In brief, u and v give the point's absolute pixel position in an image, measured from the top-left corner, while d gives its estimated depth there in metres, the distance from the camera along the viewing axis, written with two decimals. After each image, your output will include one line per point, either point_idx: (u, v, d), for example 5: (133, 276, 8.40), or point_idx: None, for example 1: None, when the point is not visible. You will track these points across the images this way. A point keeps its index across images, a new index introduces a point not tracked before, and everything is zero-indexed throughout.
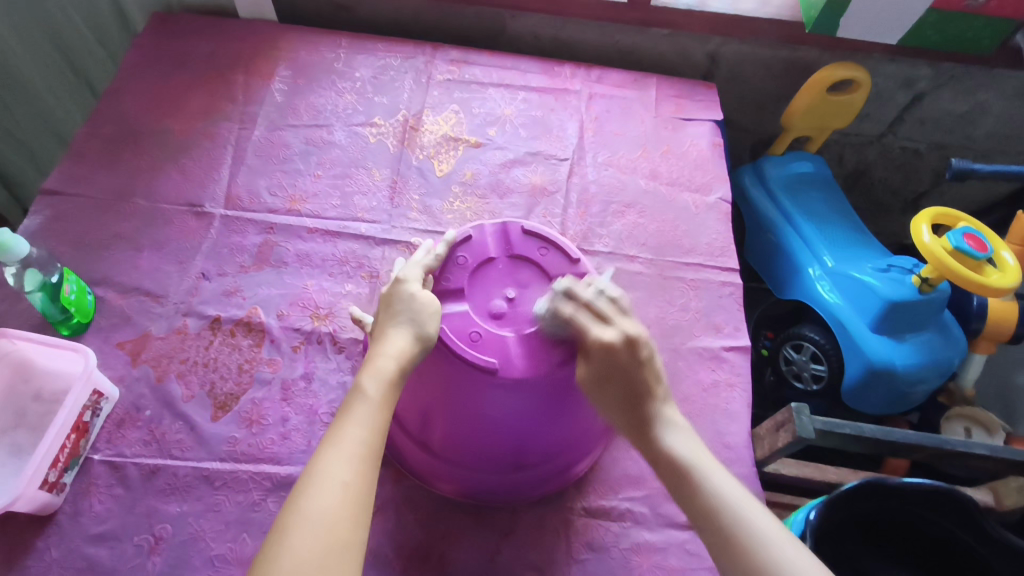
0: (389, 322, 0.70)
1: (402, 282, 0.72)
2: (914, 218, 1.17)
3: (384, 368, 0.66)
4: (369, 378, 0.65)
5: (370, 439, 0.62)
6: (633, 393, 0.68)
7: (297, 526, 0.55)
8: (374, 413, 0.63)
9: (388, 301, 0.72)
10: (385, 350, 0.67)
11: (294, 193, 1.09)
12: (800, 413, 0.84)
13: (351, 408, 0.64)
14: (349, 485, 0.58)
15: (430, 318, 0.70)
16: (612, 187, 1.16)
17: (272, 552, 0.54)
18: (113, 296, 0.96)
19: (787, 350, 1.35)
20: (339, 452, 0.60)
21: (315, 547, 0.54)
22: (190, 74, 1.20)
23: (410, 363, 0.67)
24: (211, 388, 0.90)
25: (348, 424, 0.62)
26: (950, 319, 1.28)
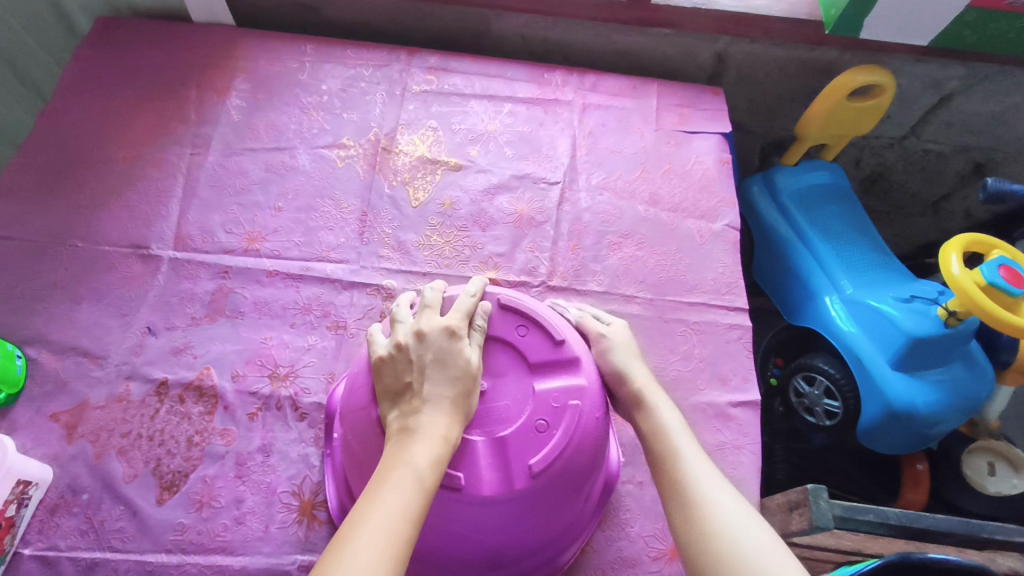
0: (439, 385, 0.61)
1: (457, 339, 0.63)
2: (942, 245, 1.04)
3: (432, 440, 0.57)
4: (417, 449, 0.56)
5: (406, 528, 0.51)
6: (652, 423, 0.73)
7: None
8: (417, 493, 0.54)
9: (432, 355, 0.62)
10: (435, 417, 0.59)
11: (252, 230, 0.97)
12: (818, 497, 0.76)
13: (390, 477, 0.54)
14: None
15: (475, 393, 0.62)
16: (606, 216, 1.04)
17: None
18: (46, 358, 0.86)
19: (798, 382, 1.25)
20: (375, 536, 0.50)
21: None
22: (137, 91, 1.07)
23: (457, 438, 0.59)
24: (156, 465, 0.81)
25: (386, 494, 0.53)
26: (979, 351, 1.16)
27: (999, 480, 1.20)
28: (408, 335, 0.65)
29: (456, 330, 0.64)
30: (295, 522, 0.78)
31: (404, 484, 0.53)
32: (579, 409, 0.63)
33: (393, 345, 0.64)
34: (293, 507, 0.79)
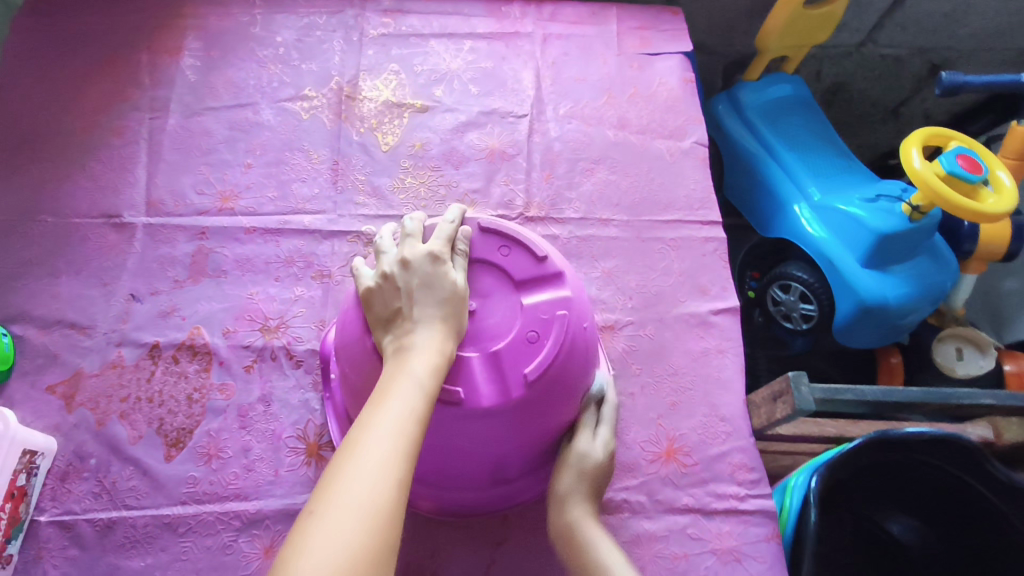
0: (429, 307, 0.62)
1: (441, 262, 0.64)
2: (904, 141, 1.07)
3: (429, 353, 0.59)
4: (415, 362, 0.58)
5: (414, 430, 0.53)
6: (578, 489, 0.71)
7: (335, 521, 0.46)
8: (421, 399, 0.56)
9: (420, 281, 0.63)
10: (430, 333, 0.60)
11: (224, 188, 0.97)
12: (798, 383, 0.79)
13: (393, 387, 0.56)
14: (398, 477, 0.50)
15: (465, 312, 0.64)
16: (577, 143, 1.05)
17: (303, 548, 0.44)
18: (32, 334, 0.85)
19: (775, 291, 1.29)
20: (386, 437, 0.52)
21: (358, 551, 0.44)
22: (85, 59, 1.04)
23: (452, 352, 0.61)
24: (160, 425, 0.82)
25: (390, 398, 0.55)
26: (941, 243, 1.22)
27: (967, 363, 1.27)
28: (393, 264, 0.66)
29: (439, 255, 0.65)
30: (305, 463, 0.80)
31: (407, 389, 0.55)
32: (567, 319, 0.65)
33: (380, 275, 0.65)
34: (300, 450, 0.81)
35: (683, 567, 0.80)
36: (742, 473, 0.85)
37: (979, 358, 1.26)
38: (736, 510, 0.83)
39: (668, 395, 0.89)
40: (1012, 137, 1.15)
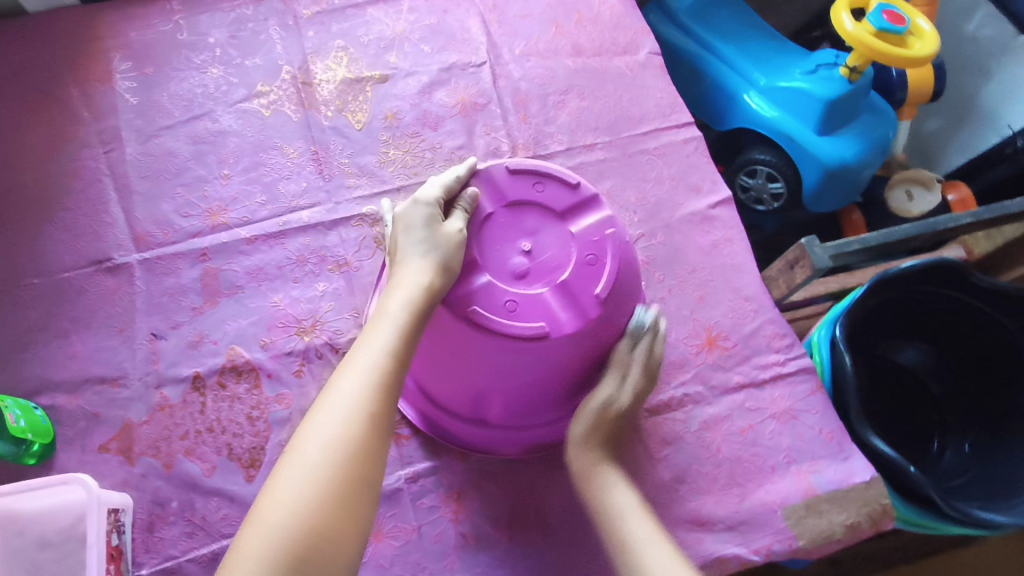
0: (411, 251, 0.65)
1: (435, 212, 0.67)
2: (833, 9, 1.15)
3: (411, 295, 0.63)
4: (397, 304, 0.63)
5: (387, 366, 0.60)
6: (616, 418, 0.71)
7: (310, 448, 0.55)
8: (396, 337, 0.61)
9: (405, 231, 0.67)
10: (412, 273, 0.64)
11: (210, 205, 0.93)
12: (812, 246, 0.87)
13: (375, 327, 0.63)
14: (365, 413, 0.57)
15: (452, 250, 0.66)
16: (542, 78, 1.06)
17: (287, 468, 0.55)
18: (63, 400, 0.81)
19: (742, 179, 1.37)
20: (358, 377, 0.59)
21: (327, 471, 0.54)
22: (8, 107, 0.96)
23: (439, 290, 0.64)
24: (229, 451, 0.81)
25: (370, 341, 0.61)
26: (878, 99, 1.31)
27: (918, 201, 1.41)
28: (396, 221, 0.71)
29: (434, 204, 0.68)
30: None
31: (383, 330, 0.61)
32: (617, 235, 0.69)
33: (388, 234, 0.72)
34: None
35: (751, 437, 0.87)
36: (777, 341, 0.93)
37: (927, 195, 1.40)
38: (782, 375, 0.91)
39: (694, 290, 0.95)
40: None
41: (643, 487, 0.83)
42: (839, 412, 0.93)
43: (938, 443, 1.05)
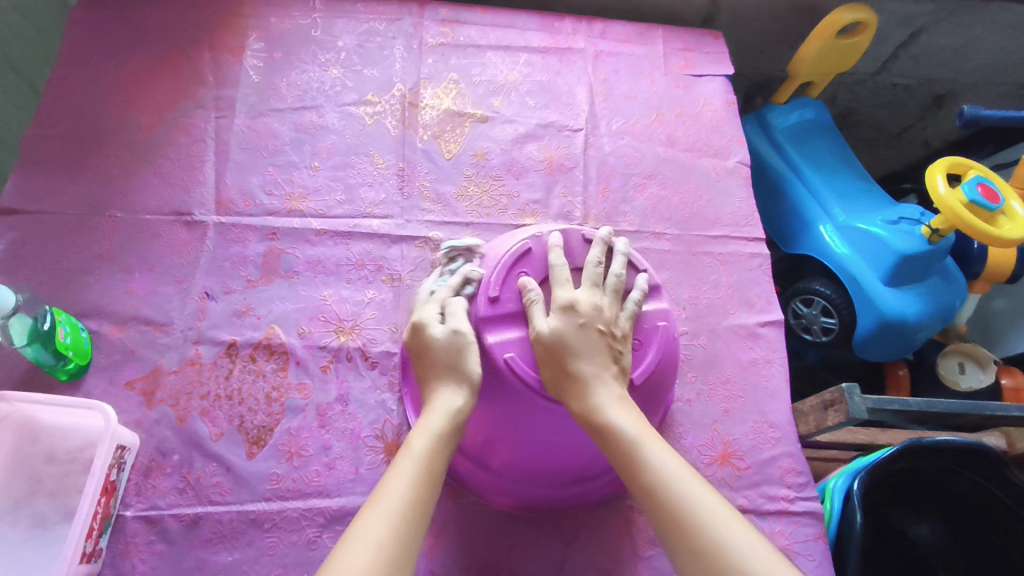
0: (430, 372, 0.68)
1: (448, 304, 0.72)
2: (928, 168, 1.16)
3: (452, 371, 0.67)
4: (473, 364, 0.68)
5: (458, 427, 0.65)
6: (574, 356, 0.65)
7: (384, 500, 0.56)
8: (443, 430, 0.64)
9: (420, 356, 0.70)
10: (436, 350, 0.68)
11: (293, 190, 0.98)
12: (852, 394, 0.85)
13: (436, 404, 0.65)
14: (416, 505, 0.57)
15: (468, 353, 0.68)
16: (630, 158, 1.10)
17: (366, 515, 0.56)
18: (109, 329, 0.86)
19: (797, 304, 1.36)
20: (410, 469, 0.60)
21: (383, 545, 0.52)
22: (148, 54, 1.05)
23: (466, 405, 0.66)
24: (240, 423, 0.83)
25: (419, 433, 0.63)
26: (952, 265, 1.29)
27: (969, 377, 1.37)
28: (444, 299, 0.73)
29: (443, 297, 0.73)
30: (384, 462, 0.83)
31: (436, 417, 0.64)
32: (665, 329, 0.73)
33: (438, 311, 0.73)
34: (379, 449, 0.84)
35: None
36: (791, 476, 0.90)
37: (979, 373, 1.37)
38: (787, 511, 0.88)
39: (722, 401, 0.94)
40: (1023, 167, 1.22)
41: None
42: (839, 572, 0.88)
43: None
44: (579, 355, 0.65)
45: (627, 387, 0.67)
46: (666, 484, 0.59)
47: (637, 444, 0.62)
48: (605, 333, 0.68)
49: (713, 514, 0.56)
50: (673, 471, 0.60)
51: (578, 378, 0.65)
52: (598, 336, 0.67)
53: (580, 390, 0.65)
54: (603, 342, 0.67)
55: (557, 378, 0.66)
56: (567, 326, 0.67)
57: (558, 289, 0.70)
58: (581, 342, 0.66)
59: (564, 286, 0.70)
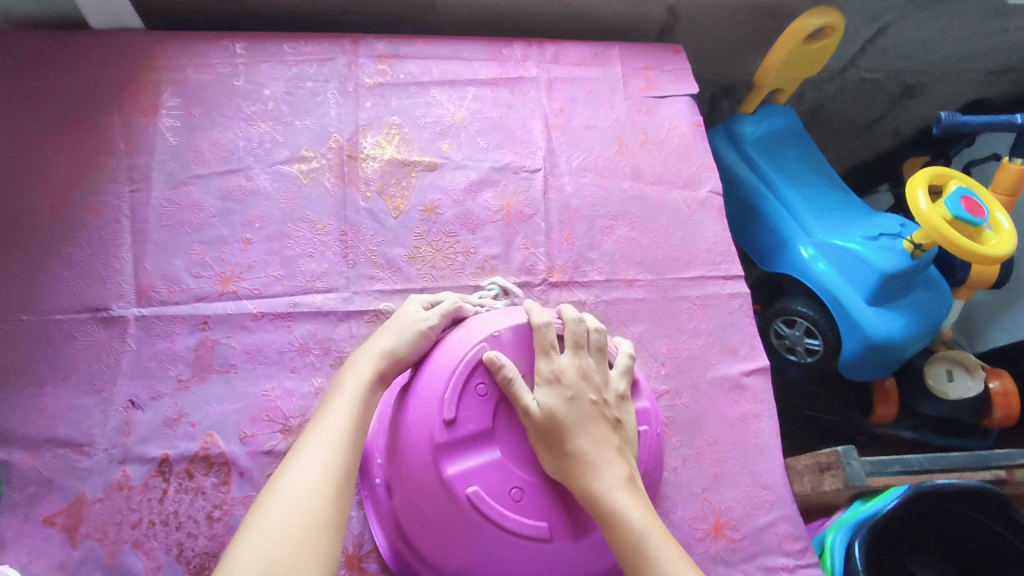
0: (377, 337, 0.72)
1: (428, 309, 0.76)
2: (909, 181, 1.09)
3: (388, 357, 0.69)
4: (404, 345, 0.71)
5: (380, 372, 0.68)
6: (567, 434, 0.59)
7: (315, 434, 0.60)
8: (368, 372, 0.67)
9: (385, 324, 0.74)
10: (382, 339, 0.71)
11: (223, 270, 0.88)
12: (849, 457, 0.81)
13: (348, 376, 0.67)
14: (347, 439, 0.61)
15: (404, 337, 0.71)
16: (594, 198, 1.02)
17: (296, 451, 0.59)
18: (20, 457, 0.76)
19: (779, 325, 1.29)
20: (341, 406, 0.64)
21: (314, 479, 0.57)
22: (47, 124, 0.93)
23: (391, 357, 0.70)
24: (180, 551, 0.74)
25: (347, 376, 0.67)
26: (936, 274, 1.23)
27: (957, 384, 1.31)
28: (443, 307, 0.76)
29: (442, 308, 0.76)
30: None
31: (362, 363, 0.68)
32: (648, 411, 0.67)
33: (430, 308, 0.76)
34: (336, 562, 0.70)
35: None
36: (790, 542, 0.84)
37: (968, 379, 1.31)
38: None
39: (710, 466, 0.87)
40: (1003, 173, 1.17)
41: None
42: None
43: None
44: (574, 430, 0.59)
45: (630, 457, 0.61)
46: None
47: (644, 537, 0.54)
48: (600, 405, 0.61)
49: None
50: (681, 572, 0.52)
51: (575, 459, 0.58)
52: (593, 408, 0.61)
53: (577, 470, 0.58)
54: (596, 413, 0.61)
55: (549, 456, 0.60)
56: (555, 402, 0.60)
57: (540, 357, 0.63)
58: (575, 417, 0.60)
59: (551, 356, 0.63)
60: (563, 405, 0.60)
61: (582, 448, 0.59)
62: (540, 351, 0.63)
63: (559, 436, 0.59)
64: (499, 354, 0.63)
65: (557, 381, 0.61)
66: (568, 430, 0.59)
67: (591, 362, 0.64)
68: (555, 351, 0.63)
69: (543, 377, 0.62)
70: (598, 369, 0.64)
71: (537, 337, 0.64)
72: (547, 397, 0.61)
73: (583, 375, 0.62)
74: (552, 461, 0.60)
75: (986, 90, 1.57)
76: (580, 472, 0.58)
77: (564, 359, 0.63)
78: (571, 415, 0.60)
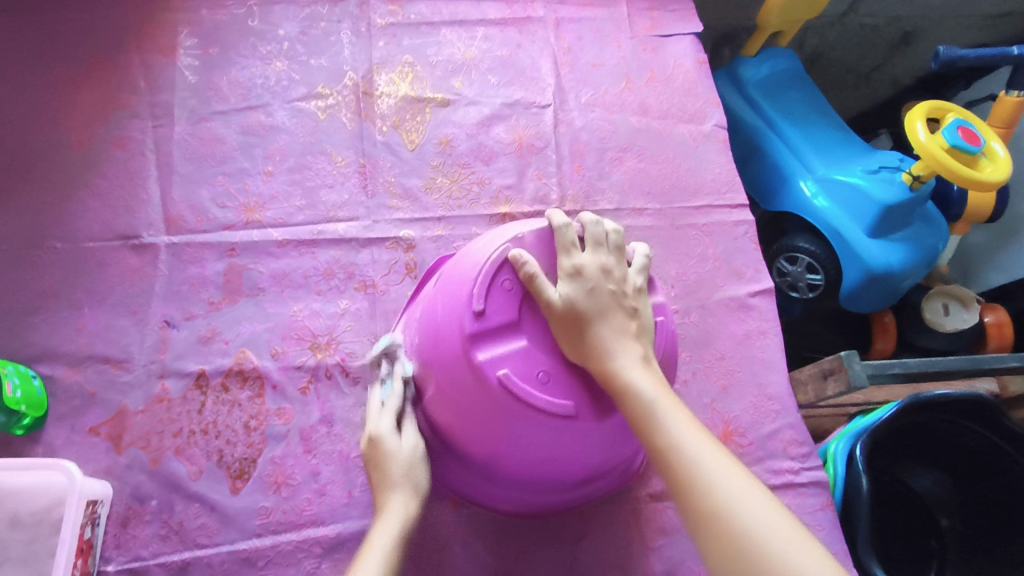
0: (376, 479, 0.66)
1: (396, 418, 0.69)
2: (908, 114, 1.12)
3: (419, 467, 0.67)
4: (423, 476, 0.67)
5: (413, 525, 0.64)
6: (587, 321, 0.63)
7: None
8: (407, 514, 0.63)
9: (370, 462, 0.67)
10: (400, 450, 0.67)
11: (248, 200, 0.91)
12: (851, 362, 0.84)
13: (388, 503, 0.64)
14: None
15: (421, 465, 0.67)
16: (603, 131, 1.05)
17: None
18: (63, 373, 0.79)
19: (782, 262, 1.33)
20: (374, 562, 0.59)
21: None
22: (69, 63, 0.95)
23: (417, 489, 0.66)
24: (219, 458, 0.78)
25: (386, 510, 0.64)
26: (933, 209, 1.27)
27: (952, 318, 1.36)
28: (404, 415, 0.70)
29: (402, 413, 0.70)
30: None
31: (402, 499, 0.64)
32: (664, 304, 0.71)
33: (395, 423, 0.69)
34: None
35: None
36: (794, 447, 0.89)
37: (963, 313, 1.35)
38: (792, 483, 0.87)
39: (719, 379, 0.92)
40: (1000, 106, 1.21)
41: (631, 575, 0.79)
42: (846, 538, 0.86)
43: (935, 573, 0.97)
44: (594, 317, 0.63)
45: (647, 344, 0.64)
46: (680, 449, 0.56)
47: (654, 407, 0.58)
48: (619, 297, 0.65)
49: (729, 484, 0.53)
50: (688, 437, 0.56)
51: (595, 343, 0.62)
52: (612, 298, 0.64)
53: (596, 353, 0.62)
54: (615, 302, 0.64)
55: (570, 342, 0.63)
56: (576, 292, 0.64)
57: (561, 255, 0.66)
58: (594, 306, 0.63)
59: (571, 253, 0.66)
60: (582, 295, 0.64)
61: (601, 333, 0.62)
62: (561, 250, 0.67)
63: (579, 323, 0.63)
64: (523, 252, 0.65)
65: (577, 275, 0.65)
66: (588, 316, 0.63)
67: (609, 259, 0.67)
68: (575, 250, 0.67)
69: (564, 272, 0.65)
70: (617, 265, 0.67)
71: (559, 237, 0.67)
72: (568, 289, 0.64)
73: (603, 269, 0.66)
74: (572, 347, 0.63)
75: (983, 36, 1.60)
76: (599, 354, 0.62)
77: (585, 256, 0.66)
78: (591, 304, 0.63)
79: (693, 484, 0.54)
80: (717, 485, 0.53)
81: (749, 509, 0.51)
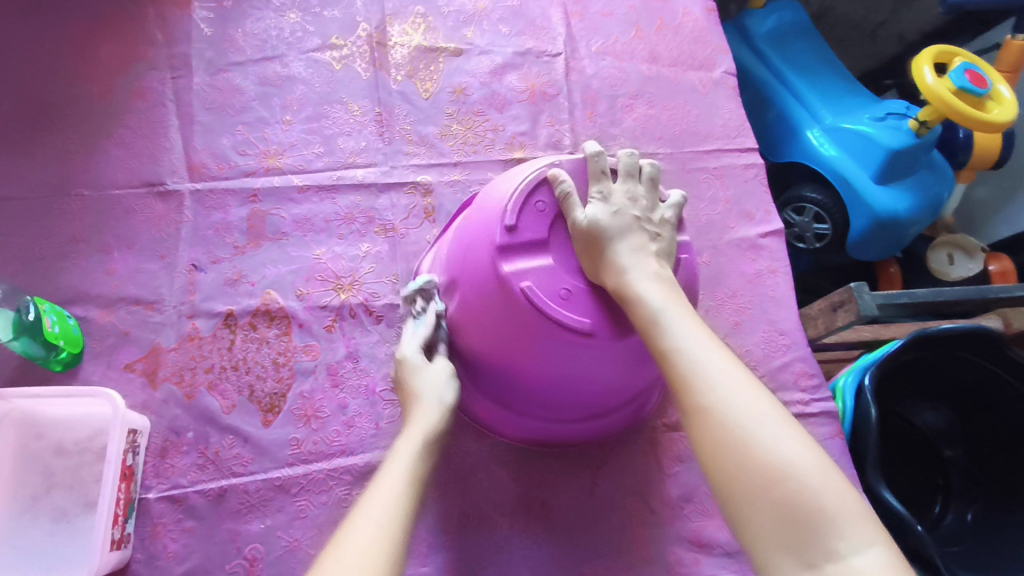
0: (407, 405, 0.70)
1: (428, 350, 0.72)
2: (915, 59, 1.13)
3: (445, 382, 0.69)
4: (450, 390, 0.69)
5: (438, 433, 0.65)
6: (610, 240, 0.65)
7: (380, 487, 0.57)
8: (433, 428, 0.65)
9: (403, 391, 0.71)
10: (429, 368, 0.70)
11: (268, 147, 0.93)
12: (861, 292, 0.86)
13: (416, 413, 0.67)
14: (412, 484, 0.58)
15: (447, 383, 0.69)
16: (613, 79, 1.06)
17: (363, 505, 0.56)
18: (96, 314, 0.82)
19: (789, 213, 1.34)
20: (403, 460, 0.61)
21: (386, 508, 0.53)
22: (87, 17, 0.96)
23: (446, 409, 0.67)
24: (251, 392, 0.81)
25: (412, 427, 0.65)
26: (939, 157, 1.28)
27: (957, 267, 1.38)
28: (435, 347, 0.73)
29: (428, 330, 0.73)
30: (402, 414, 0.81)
31: (428, 411, 0.66)
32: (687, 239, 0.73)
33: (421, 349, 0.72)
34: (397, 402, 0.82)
35: None
36: (804, 379, 0.91)
37: (968, 262, 1.38)
38: (804, 413, 0.90)
39: (731, 315, 0.94)
40: (1007, 50, 1.21)
41: (649, 500, 0.82)
42: (856, 466, 0.88)
43: (940, 505, 1.00)
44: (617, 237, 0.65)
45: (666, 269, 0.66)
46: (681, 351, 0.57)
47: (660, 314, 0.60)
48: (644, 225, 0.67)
49: (724, 383, 0.54)
50: (690, 342, 0.58)
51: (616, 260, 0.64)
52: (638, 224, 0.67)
53: (613, 267, 0.64)
54: (640, 229, 0.67)
55: (591, 260, 0.65)
56: (604, 215, 0.66)
57: (592, 182, 0.69)
58: (620, 229, 0.66)
59: (604, 181, 0.68)
60: (610, 219, 0.66)
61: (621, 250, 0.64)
62: (594, 177, 0.69)
63: (602, 241, 0.65)
64: (560, 173, 0.68)
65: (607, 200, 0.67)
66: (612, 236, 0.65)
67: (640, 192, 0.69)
68: (608, 179, 0.69)
69: (595, 197, 0.67)
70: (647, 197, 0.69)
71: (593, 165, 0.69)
72: (598, 212, 0.66)
73: (632, 200, 0.68)
74: (593, 264, 0.65)
75: None
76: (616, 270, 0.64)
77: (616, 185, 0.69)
78: (617, 227, 0.66)
79: (689, 382, 0.55)
80: (712, 381, 0.54)
81: (739, 403, 0.52)
